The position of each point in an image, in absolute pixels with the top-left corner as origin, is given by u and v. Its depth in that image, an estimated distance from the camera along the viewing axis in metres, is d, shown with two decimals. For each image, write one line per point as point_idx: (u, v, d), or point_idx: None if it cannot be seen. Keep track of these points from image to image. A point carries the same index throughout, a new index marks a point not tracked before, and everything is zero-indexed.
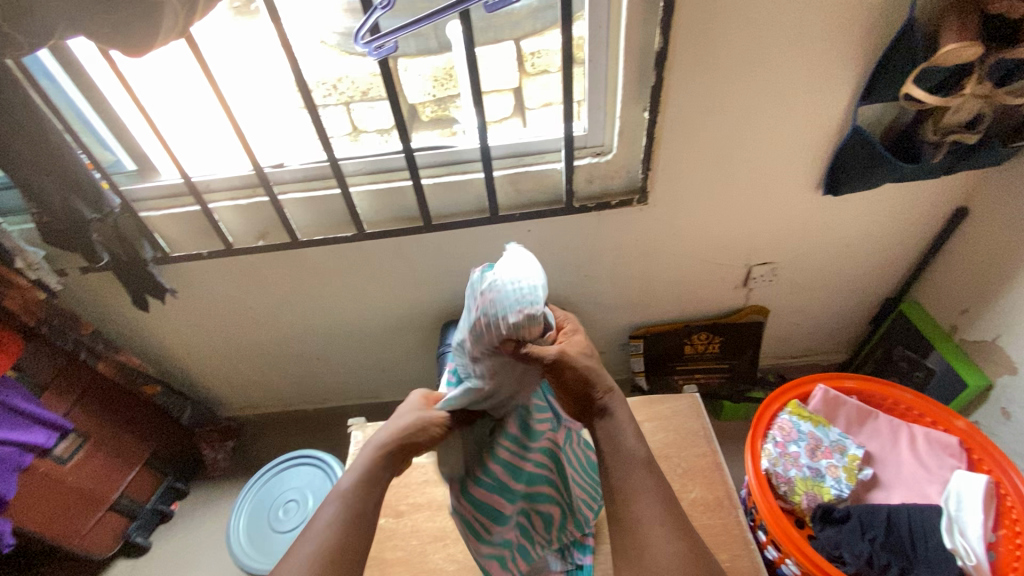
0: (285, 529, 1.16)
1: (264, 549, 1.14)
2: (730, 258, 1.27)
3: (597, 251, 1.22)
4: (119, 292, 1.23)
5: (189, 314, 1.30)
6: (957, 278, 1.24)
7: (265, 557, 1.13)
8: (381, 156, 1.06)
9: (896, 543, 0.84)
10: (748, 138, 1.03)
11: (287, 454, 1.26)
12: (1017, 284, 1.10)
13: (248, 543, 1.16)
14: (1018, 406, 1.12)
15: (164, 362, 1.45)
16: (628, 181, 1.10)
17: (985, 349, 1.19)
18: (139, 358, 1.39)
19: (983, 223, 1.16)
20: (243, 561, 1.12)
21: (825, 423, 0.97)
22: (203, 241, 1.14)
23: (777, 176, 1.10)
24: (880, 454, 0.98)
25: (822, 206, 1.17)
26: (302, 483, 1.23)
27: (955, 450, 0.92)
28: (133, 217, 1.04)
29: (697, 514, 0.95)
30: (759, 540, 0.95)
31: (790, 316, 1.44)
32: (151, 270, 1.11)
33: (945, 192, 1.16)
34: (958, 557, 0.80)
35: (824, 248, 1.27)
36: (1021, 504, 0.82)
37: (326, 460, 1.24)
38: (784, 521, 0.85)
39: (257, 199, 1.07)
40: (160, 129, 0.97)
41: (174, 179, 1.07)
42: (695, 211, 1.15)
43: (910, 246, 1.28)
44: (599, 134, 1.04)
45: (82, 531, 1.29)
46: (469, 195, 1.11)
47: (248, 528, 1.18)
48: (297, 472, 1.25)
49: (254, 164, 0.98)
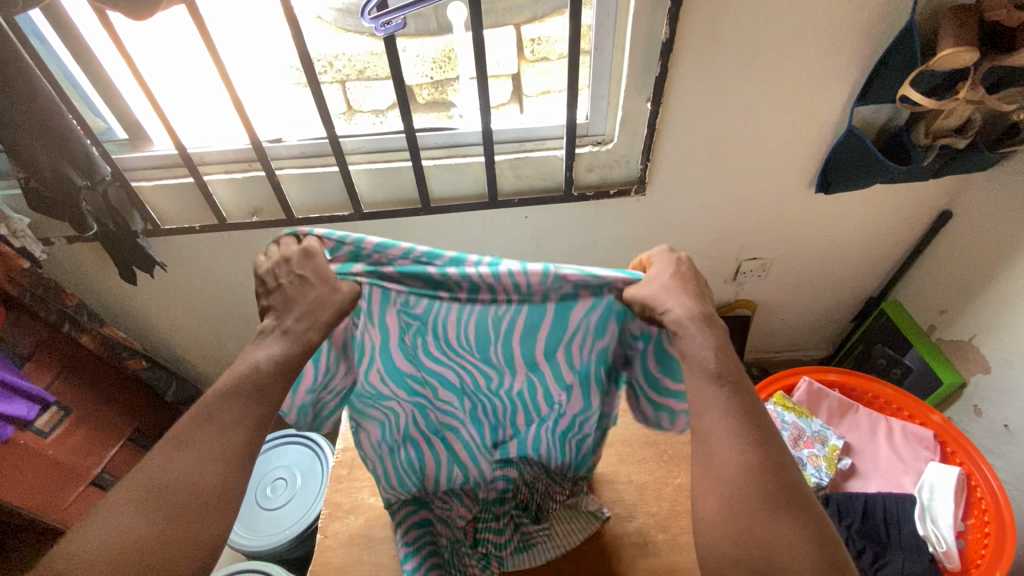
0: (274, 507, 1.16)
1: (251, 526, 1.14)
2: (722, 252, 1.29)
3: (593, 241, 1.24)
4: (107, 265, 1.21)
5: (178, 289, 1.28)
6: (938, 278, 1.28)
7: (253, 534, 1.13)
8: (381, 135, 1.06)
9: (871, 529, 0.87)
10: (745, 135, 1.05)
11: (276, 433, 1.26)
12: (994, 285, 1.14)
13: (235, 519, 1.15)
14: (990, 403, 1.16)
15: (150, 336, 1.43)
16: (627, 172, 1.11)
17: (961, 348, 1.23)
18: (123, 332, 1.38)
19: (967, 226, 1.19)
20: (230, 537, 1.12)
21: (807, 414, 1.01)
22: (196, 215, 1.12)
23: (772, 173, 1.13)
24: (858, 445, 1.02)
25: (814, 205, 1.20)
26: (290, 462, 1.23)
27: (929, 443, 0.95)
28: (122, 186, 1.01)
29: (682, 499, 1.00)
30: None
31: (776, 311, 1.48)
32: (141, 243, 1.09)
33: (930, 195, 1.20)
34: (930, 544, 0.84)
35: (812, 246, 1.30)
36: (991, 497, 0.85)
37: (316, 440, 1.25)
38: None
39: (252, 173, 1.06)
40: (156, 100, 0.95)
41: (168, 150, 1.04)
42: (691, 204, 1.17)
43: (895, 246, 1.31)
44: (602, 123, 1.04)
45: (64, 506, 1.26)
46: (468, 179, 1.11)
47: None
48: (286, 451, 1.25)
49: (253, 139, 0.96)
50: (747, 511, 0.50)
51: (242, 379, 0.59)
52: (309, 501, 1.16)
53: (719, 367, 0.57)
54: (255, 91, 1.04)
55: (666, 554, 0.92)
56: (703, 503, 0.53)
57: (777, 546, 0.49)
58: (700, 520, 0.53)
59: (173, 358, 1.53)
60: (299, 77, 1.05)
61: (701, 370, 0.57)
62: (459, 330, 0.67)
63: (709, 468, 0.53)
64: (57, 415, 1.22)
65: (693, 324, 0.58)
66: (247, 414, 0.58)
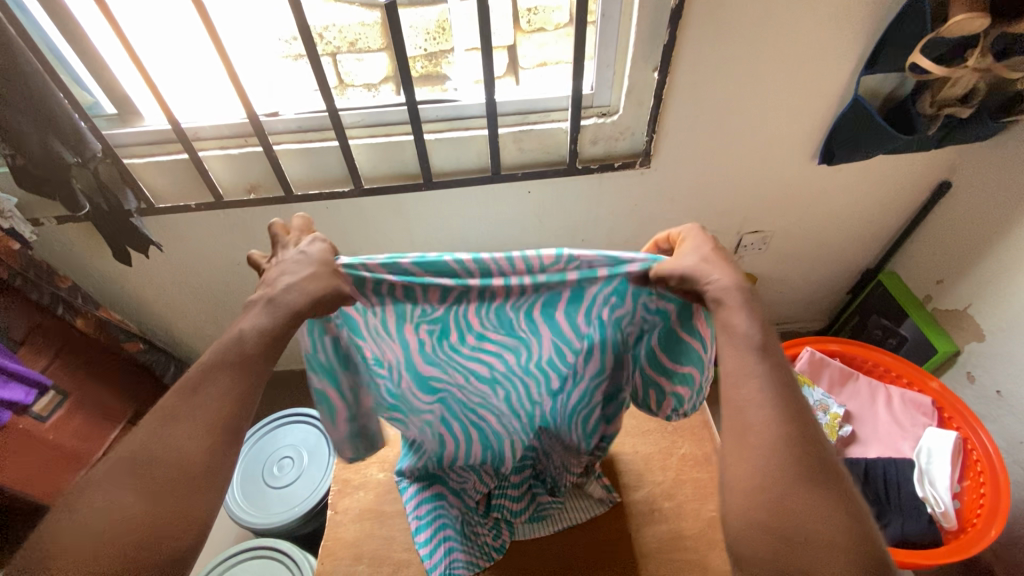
0: (281, 485, 1.17)
1: (259, 504, 1.14)
2: (723, 225, 1.29)
3: (595, 215, 1.23)
4: (99, 244, 1.17)
5: (175, 269, 1.26)
6: (936, 249, 1.30)
7: (261, 511, 1.13)
8: (381, 108, 1.03)
9: (872, 492, 0.90)
10: (751, 105, 1.04)
11: (280, 412, 1.26)
12: (991, 255, 1.16)
13: (243, 498, 1.15)
14: (983, 370, 1.19)
15: (146, 318, 1.41)
16: (631, 144, 1.09)
17: (956, 317, 1.26)
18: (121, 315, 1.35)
19: (966, 196, 1.20)
20: (238, 515, 1.12)
21: (809, 383, 1.02)
22: (191, 193, 1.09)
23: (776, 144, 1.12)
24: (858, 412, 1.04)
25: (816, 176, 1.20)
26: (296, 441, 1.23)
27: (927, 409, 0.98)
28: (113, 164, 0.97)
29: (687, 468, 1.02)
30: None
31: (775, 284, 1.49)
32: (136, 222, 1.06)
33: (931, 165, 1.20)
34: (928, 505, 0.87)
35: (812, 218, 1.30)
36: (986, 458, 0.89)
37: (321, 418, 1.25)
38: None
39: (249, 149, 1.03)
40: (147, 72, 0.91)
41: (160, 124, 1.01)
42: (695, 177, 1.16)
43: (892, 218, 1.33)
44: (607, 94, 1.02)
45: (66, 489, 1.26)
46: (471, 153, 1.09)
47: (240, 484, 1.17)
48: (291, 429, 1.25)
49: (249, 112, 0.93)
50: (778, 490, 0.50)
51: (227, 350, 0.59)
52: (316, 478, 1.17)
53: (764, 340, 0.58)
54: (249, 62, 1.00)
55: (673, 521, 0.95)
56: (733, 481, 0.53)
57: (807, 520, 0.49)
58: (728, 496, 0.53)
59: (169, 340, 1.50)
60: (289, 50, 1.01)
61: (746, 341, 0.57)
62: (472, 314, 0.66)
63: (742, 446, 0.53)
64: (55, 400, 1.21)
65: (738, 293, 0.59)
66: (225, 395, 0.58)
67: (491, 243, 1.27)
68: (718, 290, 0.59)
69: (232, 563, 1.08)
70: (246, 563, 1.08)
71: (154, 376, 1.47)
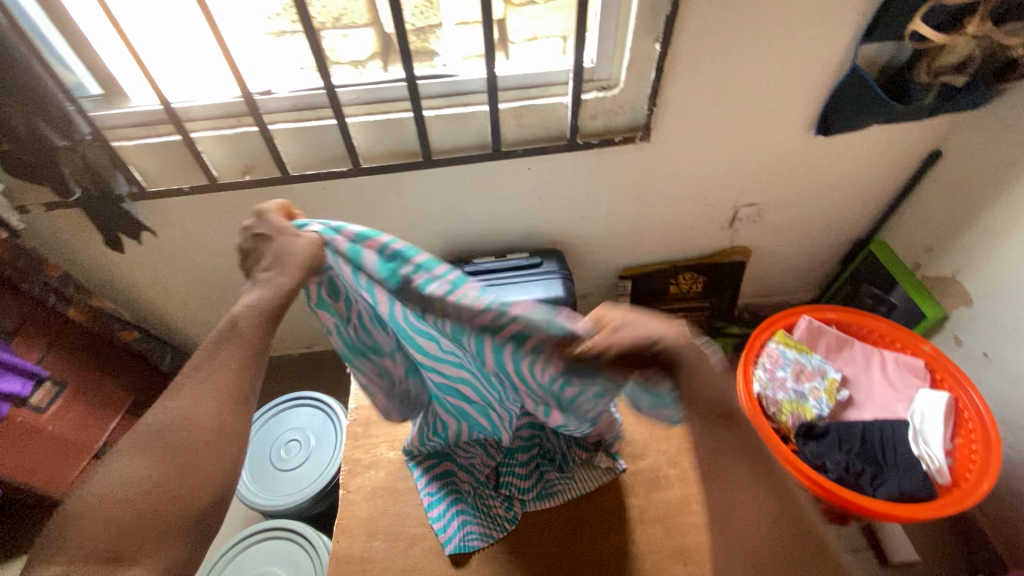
0: (290, 467, 1.17)
1: (269, 487, 1.15)
2: (720, 198, 1.31)
3: (595, 191, 1.23)
4: (90, 232, 1.14)
5: (169, 256, 1.24)
6: (926, 218, 1.32)
7: (272, 494, 1.14)
8: (378, 84, 1.01)
9: (869, 452, 0.93)
10: (750, 77, 1.04)
11: (285, 396, 1.26)
12: (980, 222, 1.19)
13: (252, 482, 1.16)
14: (970, 334, 1.23)
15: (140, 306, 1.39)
16: (631, 118, 1.09)
17: (944, 283, 1.30)
18: (113, 303, 1.33)
19: (956, 164, 1.22)
20: (249, 499, 1.13)
21: (808, 350, 1.05)
22: (184, 176, 1.06)
23: (774, 116, 1.12)
24: (855, 377, 1.07)
25: (813, 148, 1.21)
26: (302, 424, 1.23)
27: (920, 371, 1.01)
28: (103, 148, 0.93)
29: (690, 436, 1.06)
30: None
31: (769, 256, 1.51)
32: (127, 207, 1.04)
33: (924, 134, 1.22)
34: (923, 462, 0.91)
35: (807, 190, 1.32)
36: (977, 416, 0.92)
37: (326, 401, 1.25)
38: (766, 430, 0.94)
39: (243, 129, 1.00)
40: (134, 50, 0.88)
41: (149, 105, 0.98)
42: (694, 150, 1.17)
43: (884, 188, 1.35)
44: (607, 67, 1.01)
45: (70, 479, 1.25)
46: (470, 129, 1.07)
47: (249, 468, 1.17)
48: (297, 413, 1.25)
49: (244, 90, 0.90)
50: (761, 547, 0.56)
51: (223, 333, 0.68)
52: (325, 460, 1.18)
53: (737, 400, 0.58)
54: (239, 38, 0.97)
55: (679, 487, 0.98)
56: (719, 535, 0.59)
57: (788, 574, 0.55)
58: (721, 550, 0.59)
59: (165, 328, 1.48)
60: (273, 27, 0.95)
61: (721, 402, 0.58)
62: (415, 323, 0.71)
63: (728, 515, 0.58)
64: (53, 391, 1.19)
65: (686, 352, 0.55)
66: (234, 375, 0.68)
67: (491, 222, 1.26)
68: (668, 347, 0.55)
69: (248, 544, 1.09)
70: (259, 544, 1.09)
71: (151, 364, 1.45)
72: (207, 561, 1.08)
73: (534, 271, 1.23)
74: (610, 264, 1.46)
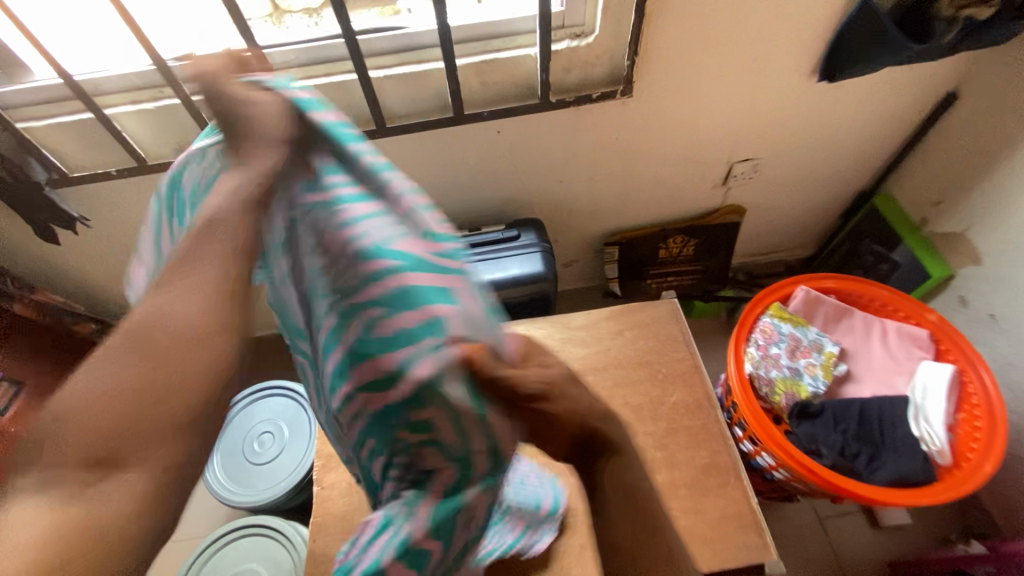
0: (264, 461, 1.13)
1: (243, 482, 1.11)
2: (712, 154, 1.19)
3: (574, 153, 1.11)
4: (17, 222, 1.04)
5: (113, 244, 1.13)
6: (936, 168, 1.22)
7: (246, 489, 1.10)
8: (316, 42, 0.87)
9: (867, 433, 0.88)
10: (745, 16, 0.90)
11: (254, 386, 1.20)
12: (997, 173, 1.08)
13: (226, 478, 1.11)
14: (977, 294, 1.16)
15: (94, 297, 1.30)
16: (610, 70, 0.96)
17: (952, 240, 1.21)
18: (64, 298, 1.25)
19: (973, 108, 1.10)
20: (223, 495, 1.09)
21: (804, 323, 0.98)
22: (109, 157, 0.94)
23: (772, 62, 0.99)
24: (853, 349, 1.00)
25: (815, 95, 1.08)
26: (274, 415, 1.18)
27: (924, 342, 0.95)
28: (7, 134, 0.84)
29: (678, 416, 1.01)
30: (736, 434, 1.03)
31: (766, 214, 1.41)
32: (51, 196, 0.94)
33: (939, 75, 1.09)
34: (924, 442, 0.85)
35: (807, 142, 1.20)
36: (985, 392, 0.86)
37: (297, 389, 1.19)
38: (759, 414, 0.88)
39: (166, 101, 0.87)
40: (17, 14, 0.74)
41: (53, 79, 0.85)
42: (682, 103, 1.04)
43: (893, 136, 1.23)
44: (579, 11, 0.88)
45: None
46: (428, 90, 0.95)
47: (221, 463, 1.13)
48: (267, 404, 1.19)
49: (155, 57, 0.77)
50: None
51: None
52: (300, 451, 1.13)
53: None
54: None
55: (665, 471, 0.95)
56: None
57: None
58: None
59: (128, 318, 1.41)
60: None
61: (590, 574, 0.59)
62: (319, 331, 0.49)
63: None
64: None
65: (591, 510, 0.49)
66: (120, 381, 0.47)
67: (463, 191, 1.16)
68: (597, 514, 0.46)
69: (226, 542, 1.06)
70: (236, 542, 1.05)
71: None
72: (185, 562, 1.05)
73: (510, 246, 1.13)
74: (595, 230, 1.36)
